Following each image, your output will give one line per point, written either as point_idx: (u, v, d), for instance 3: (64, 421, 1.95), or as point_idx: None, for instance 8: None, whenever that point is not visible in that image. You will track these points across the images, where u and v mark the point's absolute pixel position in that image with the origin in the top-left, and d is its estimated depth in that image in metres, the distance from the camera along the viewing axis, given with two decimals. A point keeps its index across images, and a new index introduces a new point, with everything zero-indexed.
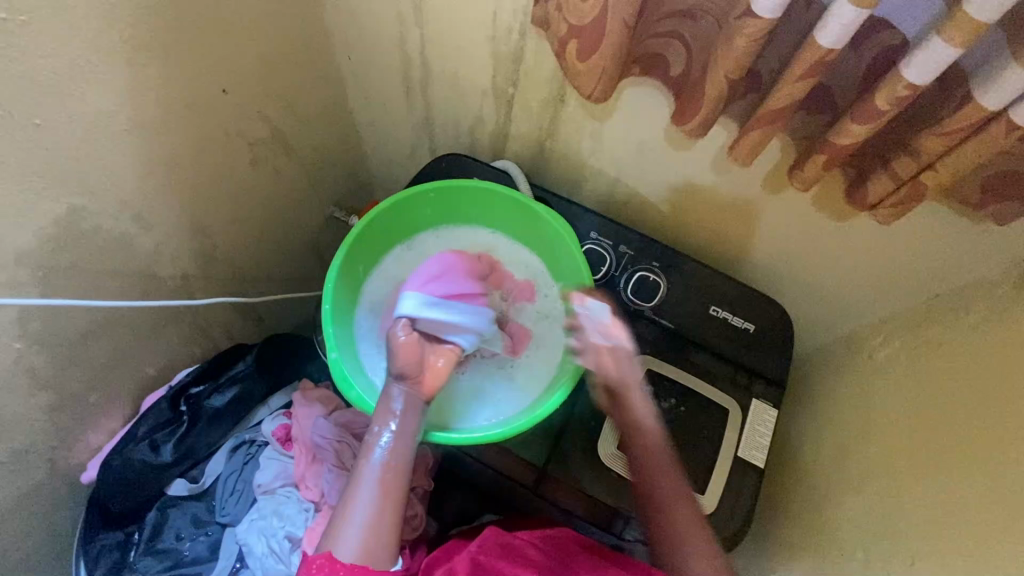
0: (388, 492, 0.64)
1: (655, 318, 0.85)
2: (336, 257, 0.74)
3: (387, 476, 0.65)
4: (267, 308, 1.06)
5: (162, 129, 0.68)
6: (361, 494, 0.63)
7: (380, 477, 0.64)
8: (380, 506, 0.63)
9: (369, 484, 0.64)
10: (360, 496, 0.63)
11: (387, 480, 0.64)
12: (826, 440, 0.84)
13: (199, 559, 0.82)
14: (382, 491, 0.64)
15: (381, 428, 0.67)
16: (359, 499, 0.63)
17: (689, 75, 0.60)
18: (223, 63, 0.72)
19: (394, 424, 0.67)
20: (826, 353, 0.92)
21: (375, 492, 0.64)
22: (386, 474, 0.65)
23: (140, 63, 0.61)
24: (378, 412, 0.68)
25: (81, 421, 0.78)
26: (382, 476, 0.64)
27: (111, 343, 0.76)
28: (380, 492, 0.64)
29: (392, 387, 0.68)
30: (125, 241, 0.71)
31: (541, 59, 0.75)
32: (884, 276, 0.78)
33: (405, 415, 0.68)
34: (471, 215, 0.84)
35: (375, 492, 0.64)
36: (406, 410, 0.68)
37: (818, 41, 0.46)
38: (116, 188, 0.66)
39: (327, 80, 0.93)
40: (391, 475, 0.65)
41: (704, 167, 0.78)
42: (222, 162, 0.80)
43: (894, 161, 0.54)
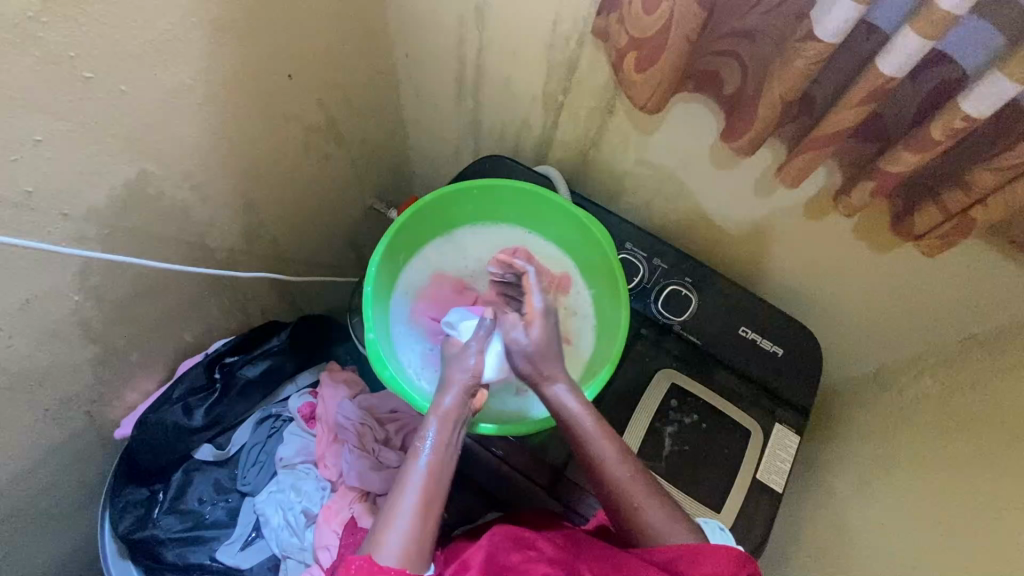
0: (433, 501, 0.60)
1: (683, 333, 0.86)
2: (381, 241, 0.76)
3: (433, 482, 0.61)
4: (301, 290, 1.09)
5: (229, 106, 0.71)
6: (405, 499, 0.59)
7: (427, 483, 0.60)
8: (424, 513, 0.59)
9: (413, 489, 0.60)
10: (404, 499, 0.59)
11: (434, 488, 0.60)
12: (847, 473, 0.83)
13: (218, 523, 0.85)
14: (426, 498, 0.60)
15: (426, 432, 0.63)
16: (403, 504, 0.59)
17: (743, 94, 0.61)
18: (292, 50, 0.75)
19: (436, 432, 0.63)
20: (854, 385, 0.91)
21: (421, 499, 0.59)
22: (431, 481, 0.61)
23: (220, 42, 0.64)
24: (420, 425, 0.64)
25: (121, 378, 0.81)
26: (429, 483, 0.60)
27: (158, 305, 0.79)
28: (425, 499, 0.59)
29: (444, 393, 0.66)
30: (183, 209, 0.74)
31: (594, 69, 0.77)
32: (921, 311, 0.77)
33: (446, 424, 0.64)
34: (512, 214, 0.86)
35: (420, 497, 0.59)
36: (453, 414, 0.65)
37: (879, 68, 0.47)
38: (182, 158, 0.70)
39: (383, 75, 0.96)
40: (438, 483, 0.61)
41: (746, 187, 0.78)
42: (279, 144, 0.84)
43: (944, 194, 0.54)
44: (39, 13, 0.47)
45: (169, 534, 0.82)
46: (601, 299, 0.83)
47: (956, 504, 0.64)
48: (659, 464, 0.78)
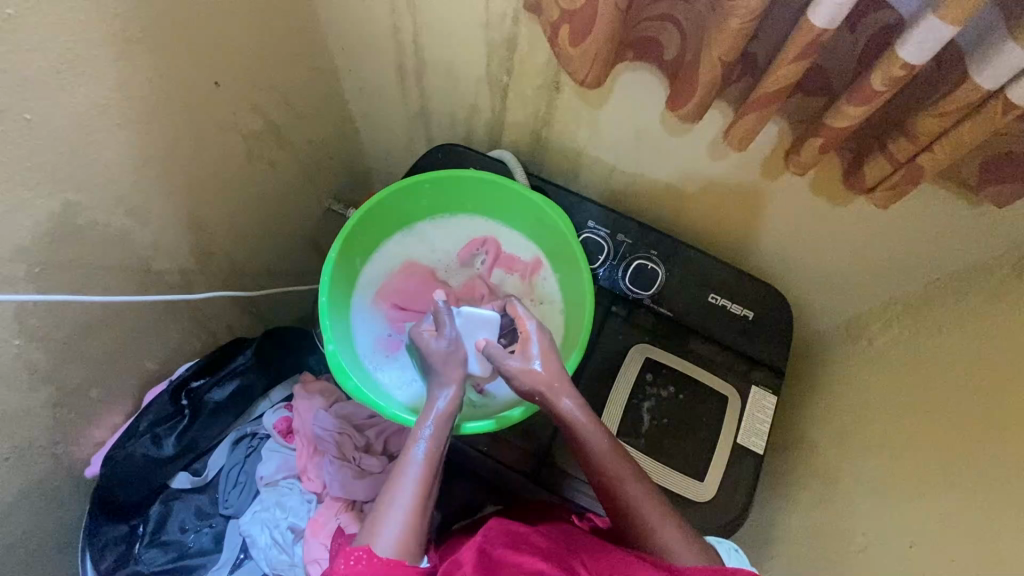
0: (431, 494, 0.60)
1: (654, 307, 0.85)
2: (332, 248, 0.74)
3: (431, 476, 0.60)
4: (266, 302, 1.07)
5: (154, 122, 0.68)
6: (405, 491, 0.59)
7: (425, 476, 0.60)
8: (422, 503, 0.59)
9: (411, 481, 0.59)
10: (403, 492, 0.59)
11: (432, 482, 0.60)
12: (825, 425, 0.84)
13: (204, 550, 0.84)
14: (424, 491, 0.59)
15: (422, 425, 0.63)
16: (402, 495, 0.59)
17: (683, 59, 0.59)
18: (215, 55, 0.71)
19: (434, 426, 0.63)
20: (826, 338, 0.92)
21: (420, 491, 0.59)
22: (430, 475, 0.60)
23: (131, 55, 0.60)
24: (417, 418, 0.63)
25: (83, 416, 0.79)
26: (427, 477, 0.60)
27: (110, 338, 0.76)
28: (422, 491, 0.59)
29: (443, 386, 0.65)
30: (121, 235, 0.71)
31: (535, 46, 0.74)
32: (884, 261, 0.78)
33: (444, 419, 0.63)
34: (468, 204, 0.84)
35: (420, 489, 0.59)
36: (451, 407, 0.64)
37: (810, 20, 0.45)
38: (111, 184, 0.66)
39: (321, 72, 0.92)
40: (435, 476, 0.61)
41: (701, 152, 0.77)
42: (217, 156, 0.80)
43: (891, 144, 0.53)
44: None
45: (154, 568, 0.81)
46: (566, 281, 0.82)
47: (929, 449, 0.65)
48: (639, 440, 0.78)
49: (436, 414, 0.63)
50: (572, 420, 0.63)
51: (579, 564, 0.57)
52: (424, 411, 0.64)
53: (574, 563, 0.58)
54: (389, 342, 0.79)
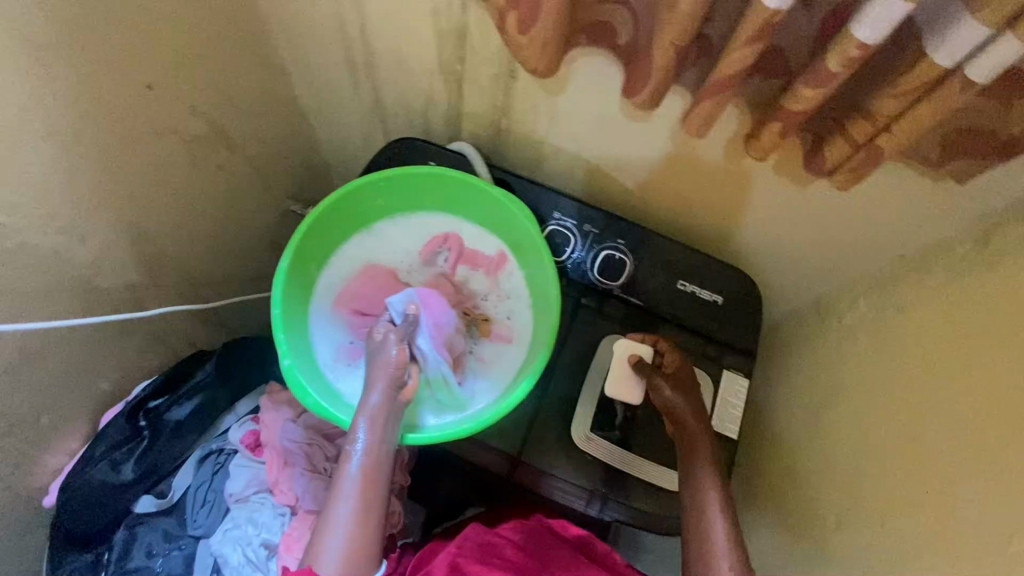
0: (372, 502, 0.61)
1: (624, 296, 0.84)
2: (282, 259, 0.71)
3: (369, 484, 0.62)
4: (226, 311, 1.03)
5: (81, 133, 0.63)
6: (342, 508, 0.60)
7: (363, 487, 0.61)
8: (364, 512, 0.61)
9: (348, 494, 0.61)
10: (341, 507, 0.60)
11: (370, 492, 0.61)
12: (798, 406, 0.84)
13: (172, 574, 0.80)
14: (363, 502, 0.61)
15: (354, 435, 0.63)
16: (340, 513, 0.60)
17: (637, 44, 0.56)
18: (144, 56, 0.66)
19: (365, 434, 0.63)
20: (796, 318, 0.92)
21: (359, 502, 0.61)
22: (367, 484, 0.62)
23: (46, 63, 0.55)
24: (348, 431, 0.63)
25: (34, 446, 0.75)
26: (364, 486, 0.61)
27: (55, 363, 0.72)
28: (362, 503, 0.61)
29: (370, 391, 0.64)
30: (56, 255, 0.66)
31: (487, 32, 0.70)
32: (851, 240, 0.77)
33: (375, 426, 0.63)
34: (427, 200, 0.81)
35: (358, 501, 0.61)
36: (381, 411, 0.64)
37: (762, 2, 0.43)
38: (38, 202, 0.61)
39: (266, 68, 0.87)
40: (374, 483, 0.62)
41: (663, 137, 0.75)
42: (157, 163, 0.75)
43: (849, 126, 0.52)
44: None
45: None
46: (533, 276, 0.79)
47: (898, 428, 0.66)
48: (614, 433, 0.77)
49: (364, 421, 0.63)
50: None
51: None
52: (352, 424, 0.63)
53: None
54: (352, 347, 0.77)
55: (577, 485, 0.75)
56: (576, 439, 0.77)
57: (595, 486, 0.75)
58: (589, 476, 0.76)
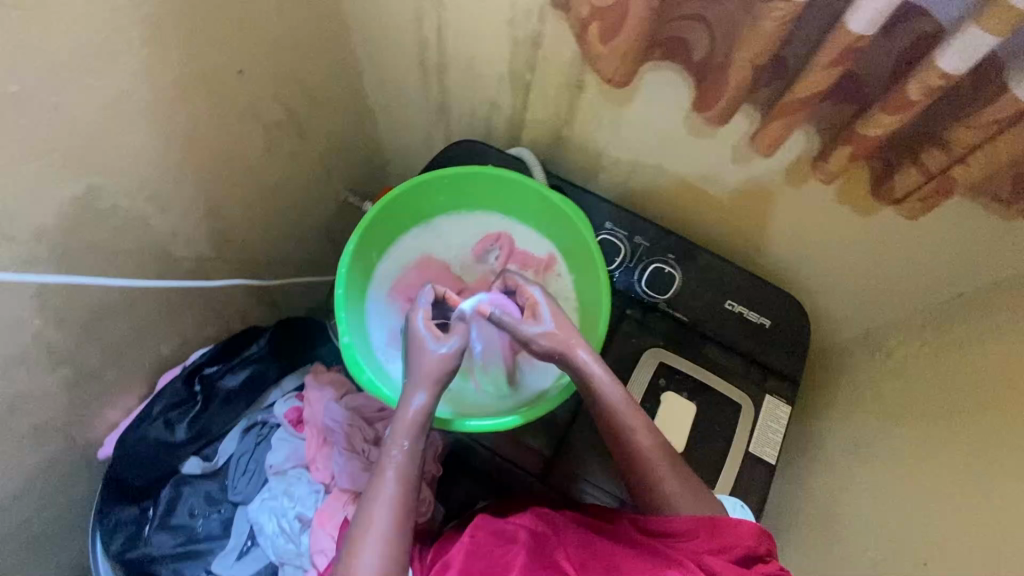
0: (408, 512, 0.61)
1: (669, 311, 0.84)
2: (349, 241, 0.74)
3: (406, 494, 0.62)
4: (280, 292, 1.07)
5: (178, 109, 0.68)
6: (381, 516, 0.60)
7: (400, 496, 0.61)
8: (399, 522, 0.60)
9: (385, 500, 0.61)
10: (378, 514, 0.60)
11: (407, 501, 0.61)
12: (839, 439, 0.83)
13: (211, 536, 0.84)
14: (400, 510, 0.61)
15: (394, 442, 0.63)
16: (379, 518, 0.60)
17: (712, 61, 0.58)
18: (240, 44, 0.71)
19: (405, 441, 0.63)
20: (844, 350, 0.90)
21: (395, 511, 0.60)
22: (403, 494, 0.62)
23: (158, 44, 0.61)
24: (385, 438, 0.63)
25: (98, 398, 0.80)
26: (401, 495, 0.61)
27: (126, 321, 0.77)
28: (400, 511, 0.61)
29: (412, 393, 0.64)
30: (141, 221, 0.71)
31: (560, 43, 0.73)
32: (908, 273, 0.76)
33: (416, 431, 0.63)
34: (485, 199, 0.83)
35: (394, 509, 0.61)
36: (421, 420, 0.64)
37: (847, 26, 0.44)
38: (133, 169, 0.66)
39: (343, 64, 0.92)
40: (410, 493, 0.62)
41: (724, 156, 0.76)
42: (238, 144, 0.80)
43: (924, 155, 0.52)
44: None
45: (162, 551, 0.81)
46: (582, 281, 0.81)
47: (949, 468, 0.64)
48: None
49: (403, 426, 0.63)
50: (587, 373, 0.67)
51: (565, 561, 0.60)
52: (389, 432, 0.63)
53: (560, 559, 0.61)
54: (403, 333, 0.79)
55: (608, 493, 0.76)
56: (612, 447, 0.76)
57: (625, 496, 0.75)
58: (621, 486, 0.76)
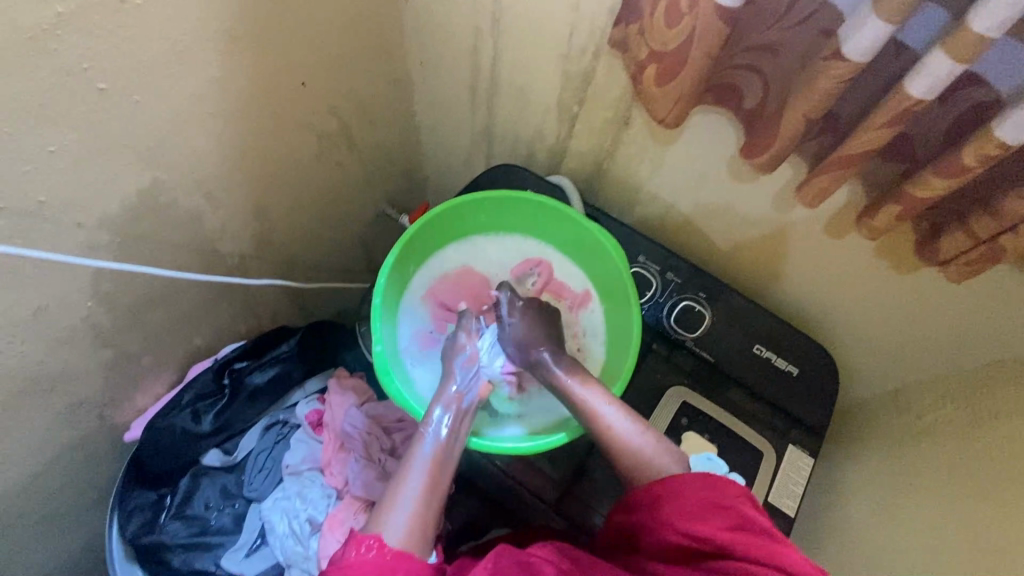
0: (439, 486, 0.63)
1: (696, 350, 0.84)
2: (391, 252, 0.76)
3: (438, 468, 0.64)
4: (312, 296, 1.10)
5: (243, 114, 0.71)
6: (413, 482, 0.62)
7: (433, 469, 0.64)
8: (430, 493, 0.62)
9: (418, 470, 0.64)
10: (411, 482, 0.62)
11: (438, 477, 0.64)
12: (864, 499, 0.80)
13: (224, 529, 0.85)
14: (431, 482, 0.63)
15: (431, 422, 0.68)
16: (410, 486, 0.62)
17: (764, 110, 0.59)
18: (307, 58, 0.75)
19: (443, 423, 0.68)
20: (872, 407, 0.88)
21: (427, 482, 0.63)
22: (437, 468, 0.64)
23: (234, 53, 0.64)
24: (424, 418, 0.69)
25: (132, 382, 0.82)
26: (434, 470, 0.64)
27: (168, 310, 0.80)
28: (431, 483, 0.63)
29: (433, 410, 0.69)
30: (195, 216, 0.74)
31: (611, 81, 0.76)
32: (945, 334, 0.75)
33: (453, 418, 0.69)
34: (524, 226, 0.86)
35: (426, 481, 0.63)
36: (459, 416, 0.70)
37: (907, 89, 0.45)
38: (195, 168, 0.70)
39: (397, 83, 0.96)
40: (442, 469, 0.64)
41: (765, 201, 0.76)
42: (292, 151, 0.83)
43: (972, 220, 0.52)
44: (51, 26, 0.47)
45: (176, 540, 0.82)
46: (613, 319, 0.83)
47: (977, 539, 0.62)
48: None
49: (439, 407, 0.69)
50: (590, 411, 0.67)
51: None
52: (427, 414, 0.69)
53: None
54: (429, 343, 0.82)
55: None
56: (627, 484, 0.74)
57: None
58: None
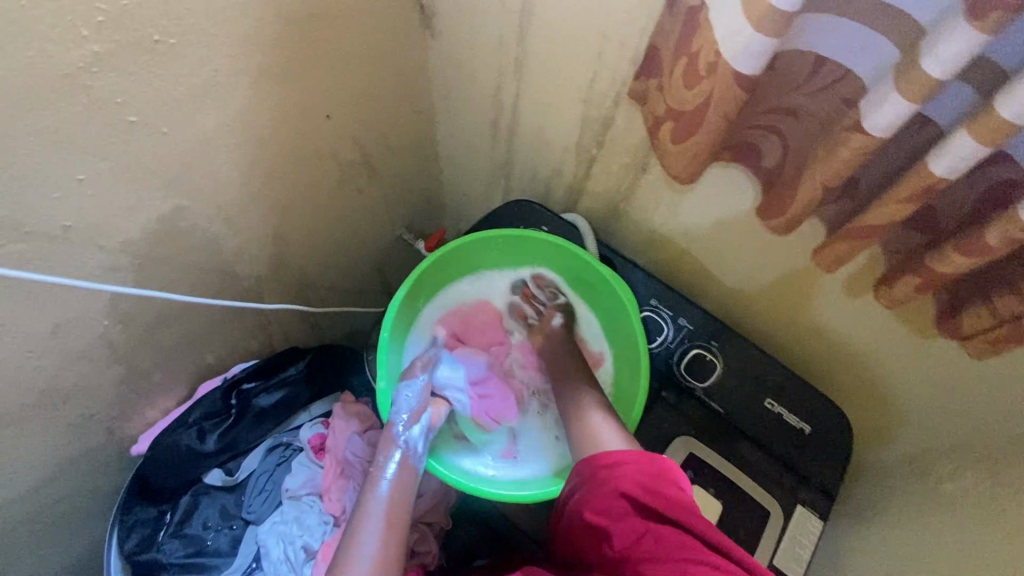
0: (396, 523, 0.67)
1: (705, 400, 0.82)
2: (402, 287, 0.77)
3: (394, 507, 0.69)
4: (325, 317, 1.11)
5: (267, 144, 0.73)
6: (371, 523, 0.66)
7: (389, 508, 0.68)
8: (389, 532, 0.66)
9: (376, 509, 0.68)
10: (370, 525, 0.66)
11: (394, 514, 0.68)
12: (874, 568, 0.77)
13: (220, 551, 0.85)
14: (388, 521, 0.67)
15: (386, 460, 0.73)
16: (369, 527, 0.66)
17: (783, 170, 0.58)
18: (333, 93, 0.77)
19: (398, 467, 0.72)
20: (888, 471, 0.85)
21: (384, 521, 0.67)
22: (393, 506, 0.69)
23: (262, 88, 0.66)
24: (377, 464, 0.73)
25: (142, 397, 0.83)
26: (390, 509, 0.68)
27: (182, 329, 0.81)
28: (387, 526, 0.67)
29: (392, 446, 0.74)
30: (215, 240, 0.76)
31: (630, 127, 0.76)
32: (967, 402, 0.72)
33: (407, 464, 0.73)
34: (535, 264, 0.86)
35: (383, 520, 0.67)
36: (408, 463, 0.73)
37: (929, 166, 0.44)
38: (217, 195, 0.71)
39: (420, 115, 0.97)
40: (397, 508, 0.69)
41: (782, 255, 0.75)
42: (313, 179, 0.85)
43: (996, 298, 0.50)
44: (87, 64, 0.49)
45: (172, 559, 0.83)
46: (624, 378, 0.82)
47: None
48: None
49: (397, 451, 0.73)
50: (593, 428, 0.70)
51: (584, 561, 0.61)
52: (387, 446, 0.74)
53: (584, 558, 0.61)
54: None
55: None
56: None
57: None
58: None
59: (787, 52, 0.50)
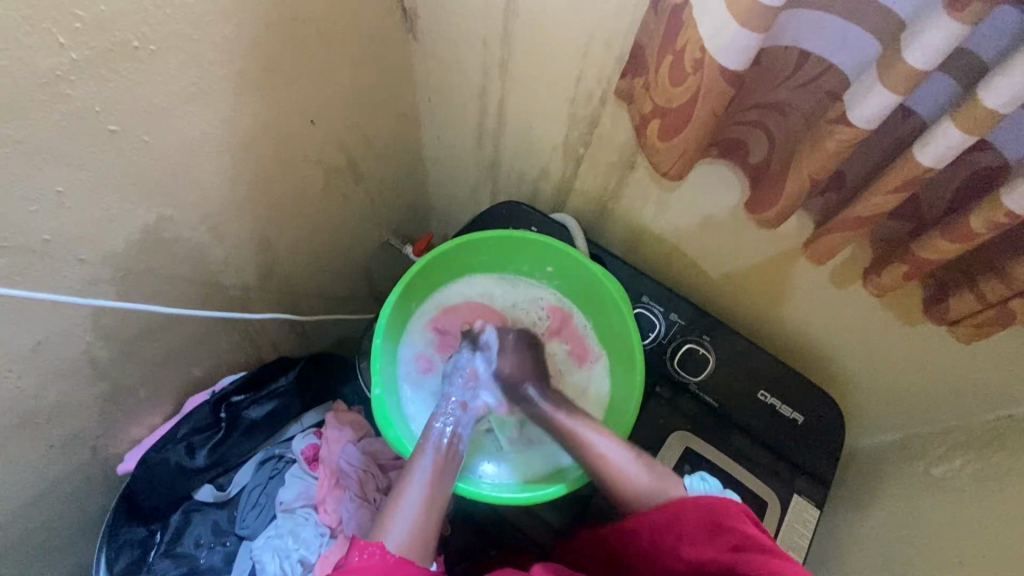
0: (438, 494, 0.68)
1: (699, 394, 0.83)
2: (393, 291, 0.76)
3: (438, 476, 0.70)
4: (313, 325, 1.09)
5: (251, 151, 0.72)
6: (413, 492, 0.67)
7: (433, 478, 0.69)
8: (430, 502, 0.68)
9: (419, 480, 0.69)
10: (411, 494, 0.67)
11: (438, 486, 0.69)
12: (870, 552, 0.78)
13: (214, 568, 0.83)
14: (431, 492, 0.68)
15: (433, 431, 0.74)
16: (411, 495, 0.67)
17: (771, 163, 0.58)
18: (316, 98, 0.76)
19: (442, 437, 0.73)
20: (881, 456, 0.86)
21: (426, 492, 0.68)
22: (436, 475, 0.70)
23: (245, 93, 0.65)
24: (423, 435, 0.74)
25: (127, 414, 0.81)
26: (433, 479, 0.69)
27: (168, 342, 0.79)
28: (429, 496, 0.68)
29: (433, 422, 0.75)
30: (199, 250, 0.74)
31: (617, 126, 0.76)
32: (954, 385, 0.74)
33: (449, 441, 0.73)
34: (528, 265, 0.86)
35: (426, 490, 0.68)
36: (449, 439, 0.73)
37: (916, 156, 0.45)
38: (201, 204, 0.70)
39: (405, 118, 0.97)
40: (441, 479, 0.70)
41: (770, 248, 0.76)
42: (299, 185, 0.84)
43: (981, 282, 0.51)
44: (66, 71, 0.48)
45: None
46: (618, 381, 0.82)
47: None
48: None
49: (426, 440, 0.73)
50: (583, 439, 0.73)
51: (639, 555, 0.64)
52: (425, 432, 0.74)
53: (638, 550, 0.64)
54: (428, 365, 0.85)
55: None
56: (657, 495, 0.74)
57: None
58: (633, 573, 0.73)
59: (772, 48, 0.50)
